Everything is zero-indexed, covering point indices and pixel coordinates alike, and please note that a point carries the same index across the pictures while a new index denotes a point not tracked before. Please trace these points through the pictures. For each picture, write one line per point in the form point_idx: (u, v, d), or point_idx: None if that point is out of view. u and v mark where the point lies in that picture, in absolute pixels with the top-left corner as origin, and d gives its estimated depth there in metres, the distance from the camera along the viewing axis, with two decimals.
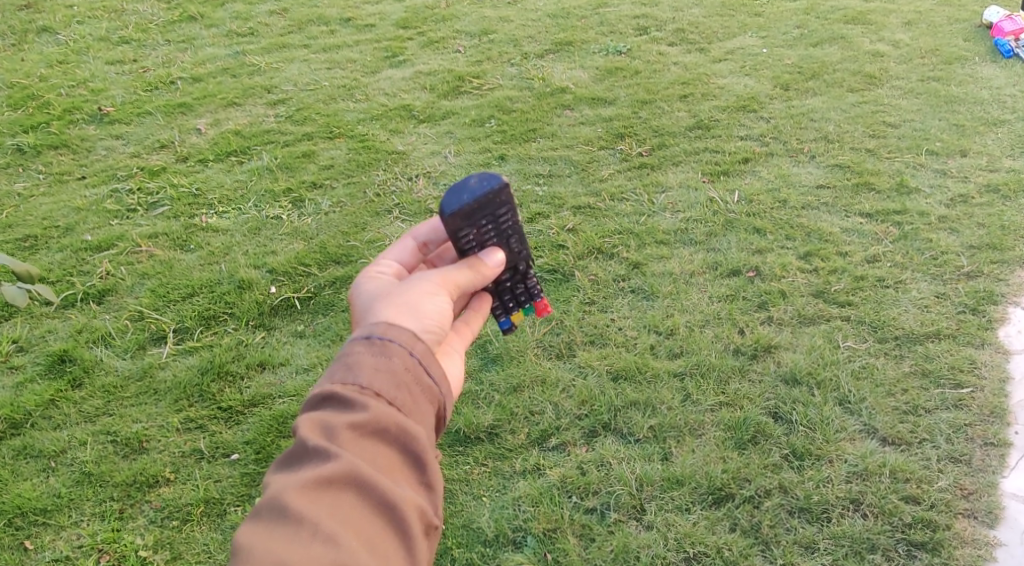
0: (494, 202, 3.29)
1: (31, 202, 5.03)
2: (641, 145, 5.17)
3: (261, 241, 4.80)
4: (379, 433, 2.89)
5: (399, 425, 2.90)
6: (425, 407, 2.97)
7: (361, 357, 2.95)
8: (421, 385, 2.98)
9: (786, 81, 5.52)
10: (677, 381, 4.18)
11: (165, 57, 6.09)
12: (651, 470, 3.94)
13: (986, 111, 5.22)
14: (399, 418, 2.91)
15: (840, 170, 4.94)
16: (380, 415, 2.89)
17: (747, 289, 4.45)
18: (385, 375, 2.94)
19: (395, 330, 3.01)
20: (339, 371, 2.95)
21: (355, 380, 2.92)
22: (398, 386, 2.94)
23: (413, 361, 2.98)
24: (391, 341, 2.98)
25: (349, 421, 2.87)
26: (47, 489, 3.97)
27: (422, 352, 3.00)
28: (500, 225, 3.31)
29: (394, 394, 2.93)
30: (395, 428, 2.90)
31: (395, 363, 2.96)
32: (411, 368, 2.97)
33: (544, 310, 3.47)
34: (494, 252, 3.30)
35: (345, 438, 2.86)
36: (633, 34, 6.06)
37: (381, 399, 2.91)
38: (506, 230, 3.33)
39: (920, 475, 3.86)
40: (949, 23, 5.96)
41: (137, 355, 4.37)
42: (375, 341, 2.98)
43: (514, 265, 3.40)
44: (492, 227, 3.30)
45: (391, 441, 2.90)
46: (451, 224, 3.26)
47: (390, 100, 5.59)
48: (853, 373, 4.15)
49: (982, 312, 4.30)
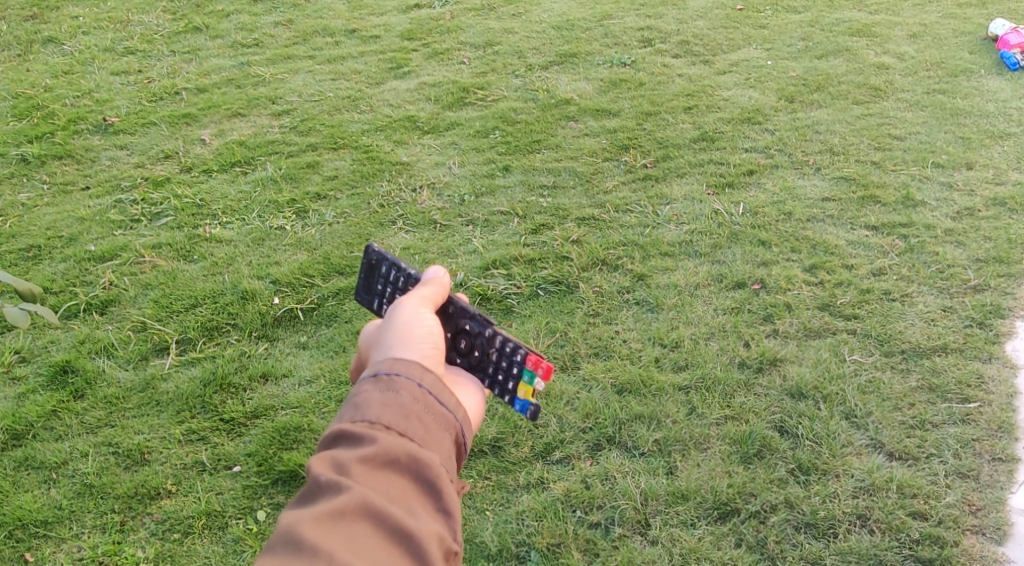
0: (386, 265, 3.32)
1: (34, 213, 5.02)
2: (645, 157, 5.16)
3: (265, 251, 4.78)
4: (391, 464, 2.85)
5: (411, 454, 2.87)
6: (439, 435, 2.93)
7: (368, 395, 2.93)
8: (433, 414, 2.94)
9: (791, 94, 5.51)
10: (682, 394, 4.15)
11: (170, 68, 6.09)
12: (655, 484, 3.91)
13: (992, 124, 5.20)
14: (411, 448, 2.88)
15: (845, 182, 4.92)
16: (390, 447, 2.86)
17: (753, 301, 4.43)
18: (393, 408, 2.91)
19: (400, 364, 2.97)
20: (348, 410, 2.92)
21: (364, 416, 2.90)
22: (408, 417, 2.91)
23: (421, 392, 2.95)
24: (397, 375, 2.95)
25: (359, 455, 2.84)
26: (47, 501, 3.95)
27: (431, 382, 2.97)
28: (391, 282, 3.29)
29: (405, 425, 2.90)
30: (406, 457, 2.86)
31: (402, 396, 2.93)
32: (420, 399, 2.94)
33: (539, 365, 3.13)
34: None
35: (358, 471, 2.82)
36: (637, 46, 6.05)
37: (390, 432, 2.88)
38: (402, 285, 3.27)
39: (928, 491, 3.83)
40: (954, 35, 5.94)
41: (139, 366, 4.35)
42: (381, 377, 2.95)
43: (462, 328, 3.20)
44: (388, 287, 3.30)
45: (404, 471, 2.86)
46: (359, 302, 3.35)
47: (395, 111, 5.58)
48: (859, 387, 4.12)
49: (989, 326, 4.27)
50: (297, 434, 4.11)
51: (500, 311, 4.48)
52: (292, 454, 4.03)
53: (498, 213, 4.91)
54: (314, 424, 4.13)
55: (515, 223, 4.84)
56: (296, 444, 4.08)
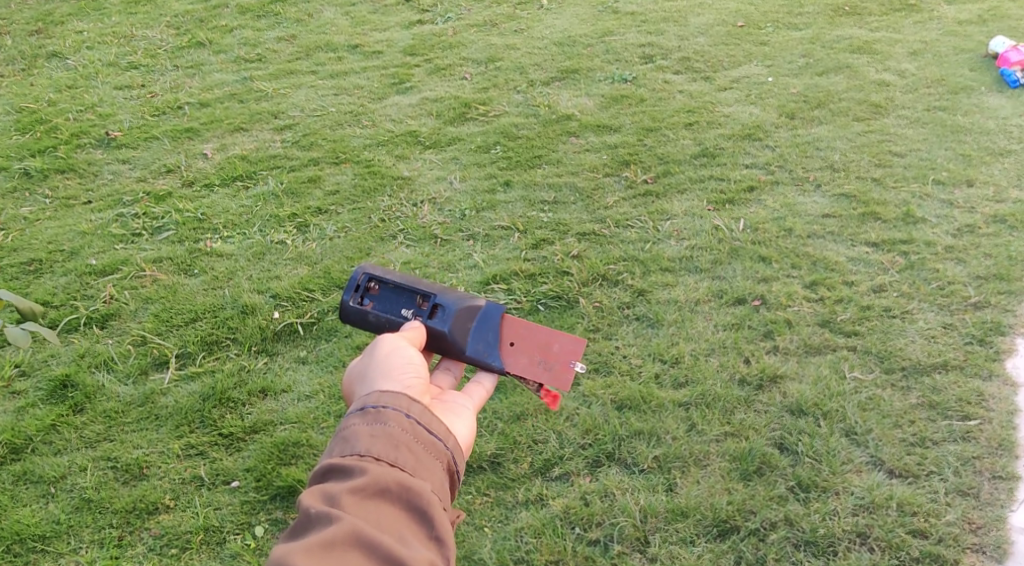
0: (363, 294, 3.32)
1: (36, 226, 5.04)
2: (646, 173, 5.17)
3: (265, 266, 4.79)
4: (382, 493, 2.87)
5: (401, 482, 2.89)
6: (430, 463, 2.96)
7: (356, 428, 2.96)
8: (422, 444, 2.97)
9: (791, 110, 5.51)
10: (681, 411, 4.15)
11: (173, 83, 6.11)
12: (655, 501, 3.90)
13: (993, 141, 5.20)
14: (401, 476, 2.89)
15: (846, 199, 4.92)
16: (381, 476, 2.88)
17: (753, 317, 4.42)
18: (382, 439, 2.93)
19: (387, 396, 3.01)
20: (337, 445, 2.95)
21: (353, 449, 2.92)
22: (397, 447, 2.93)
23: (409, 422, 2.98)
24: (385, 406, 2.98)
25: (349, 486, 2.86)
26: (45, 516, 3.95)
27: (419, 412, 3.00)
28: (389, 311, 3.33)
29: (395, 455, 2.92)
30: (397, 486, 2.88)
31: (390, 426, 2.96)
32: (408, 430, 2.97)
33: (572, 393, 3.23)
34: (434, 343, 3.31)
35: (348, 502, 2.84)
36: (639, 63, 6.06)
37: (380, 462, 2.90)
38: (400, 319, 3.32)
39: (928, 509, 3.82)
40: (955, 53, 5.95)
41: (139, 381, 4.35)
42: (369, 409, 2.98)
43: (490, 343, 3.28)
44: None
45: (395, 500, 2.87)
46: None
47: (397, 126, 5.60)
48: (859, 404, 4.11)
49: (989, 343, 4.27)
50: (296, 449, 4.10)
51: None
52: (290, 469, 4.03)
53: (499, 228, 4.91)
54: (313, 439, 4.13)
55: (516, 238, 4.85)
56: (294, 459, 4.08)
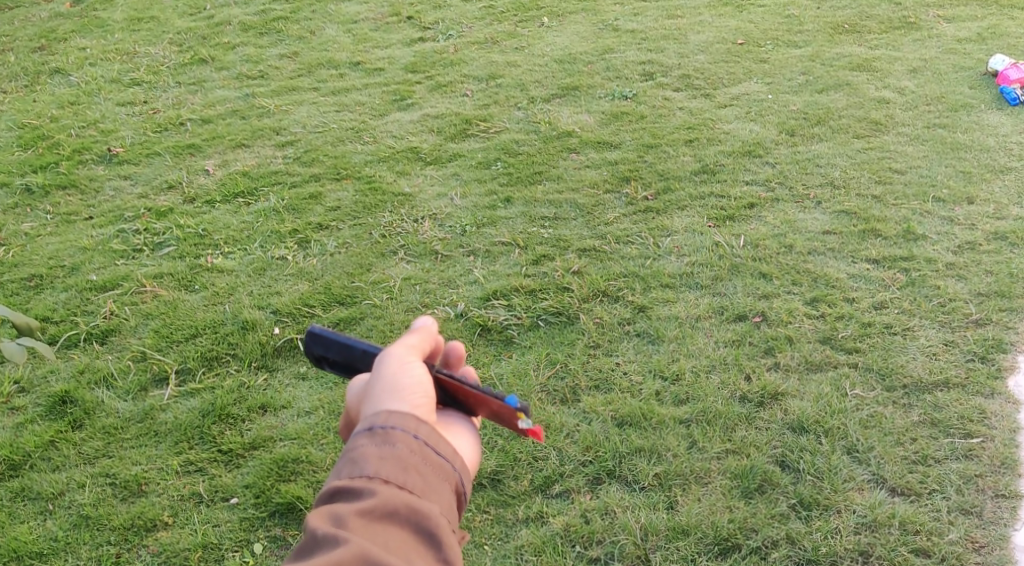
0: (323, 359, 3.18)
1: (37, 242, 5.05)
2: (646, 190, 5.17)
3: (266, 281, 4.79)
4: (390, 516, 2.87)
5: (409, 506, 2.88)
6: (439, 485, 2.94)
7: (365, 449, 2.92)
8: (431, 466, 2.94)
9: (792, 127, 5.52)
10: (682, 428, 4.13)
11: (175, 99, 6.13)
12: (656, 519, 3.89)
13: (993, 158, 5.20)
14: (410, 500, 2.89)
15: (846, 216, 4.92)
16: (389, 499, 2.88)
17: (754, 334, 4.41)
18: (391, 461, 2.91)
19: (396, 416, 2.95)
20: (346, 464, 2.93)
21: (362, 471, 2.90)
22: (407, 469, 2.91)
23: (418, 443, 2.93)
24: (393, 427, 2.93)
25: (357, 508, 2.86)
26: (43, 533, 3.94)
27: (428, 433, 2.95)
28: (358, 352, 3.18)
29: (403, 478, 2.90)
30: (405, 509, 2.88)
31: (399, 448, 2.92)
32: (417, 451, 2.93)
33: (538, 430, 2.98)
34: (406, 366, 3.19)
35: (356, 524, 2.86)
36: (639, 80, 6.07)
37: (389, 485, 2.89)
38: None
39: (930, 527, 3.81)
40: (954, 71, 5.96)
41: (138, 397, 4.34)
42: (377, 430, 2.93)
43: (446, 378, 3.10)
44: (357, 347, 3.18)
45: (403, 522, 2.88)
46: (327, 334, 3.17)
47: (398, 143, 5.61)
48: (860, 422, 4.10)
49: (990, 360, 4.25)
50: (295, 466, 4.09)
51: (501, 342, 4.48)
52: (289, 486, 4.01)
53: (499, 244, 4.91)
54: (312, 455, 4.11)
55: (516, 254, 4.85)
56: (294, 476, 4.06)
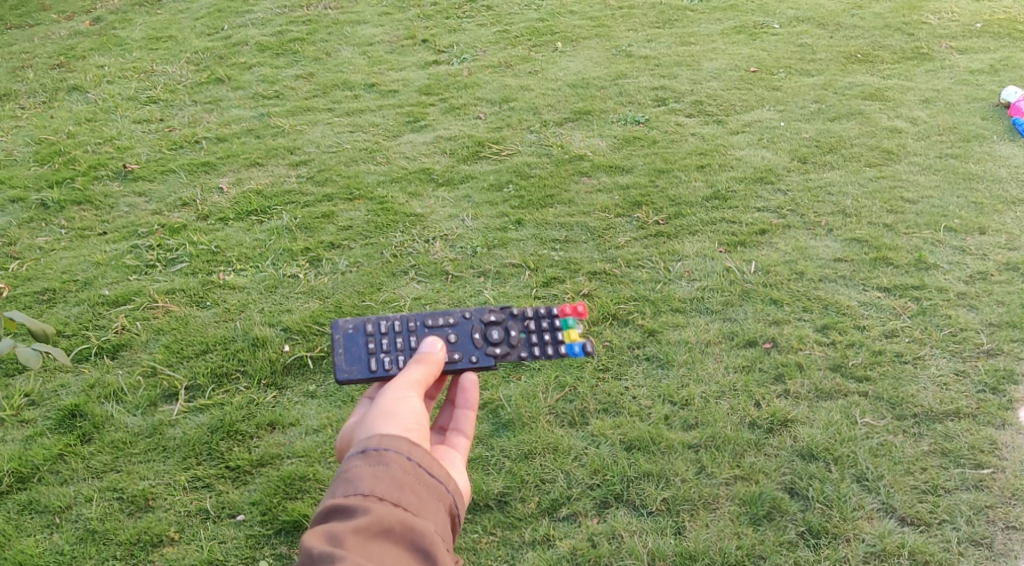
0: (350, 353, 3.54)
1: (51, 257, 5.07)
2: (657, 214, 5.17)
3: (277, 299, 4.80)
4: (385, 533, 2.95)
5: (404, 523, 2.97)
6: (433, 505, 3.04)
7: (359, 469, 3.03)
8: (424, 486, 3.05)
9: (804, 154, 5.52)
10: (691, 453, 4.12)
11: (191, 118, 6.18)
12: (663, 545, 3.90)
13: (1005, 190, 5.20)
14: (405, 517, 2.98)
15: (858, 244, 4.91)
16: (384, 516, 2.96)
17: (764, 360, 4.40)
18: (386, 480, 3.01)
19: (389, 438, 3.08)
20: (339, 485, 3.02)
21: (356, 490, 2.99)
22: (401, 488, 3.01)
23: (411, 464, 3.05)
24: (387, 449, 3.06)
25: (353, 525, 2.94)
26: (50, 546, 3.97)
27: (421, 454, 3.08)
28: (383, 332, 3.54)
29: (398, 496, 3.00)
30: (400, 526, 2.96)
31: (393, 469, 3.03)
32: (410, 471, 3.05)
33: (581, 309, 3.62)
34: (431, 341, 3.46)
35: (352, 542, 2.92)
36: (652, 106, 6.09)
37: (383, 503, 2.98)
38: (400, 329, 3.54)
39: (940, 558, 3.84)
40: (967, 102, 5.96)
41: (147, 412, 4.35)
42: (371, 452, 3.05)
43: (483, 323, 3.58)
44: (384, 339, 3.53)
45: (398, 540, 2.95)
46: (352, 370, 3.49)
47: (411, 164, 5.63)
48: (870, 450, 4.09)
49: (1001, 392, 4.25)
50: (303, 484, 4.11)
51: (511, 363, 4.44)
52: (296, 504, 4.04)
53: (510, 266, 4.92)
54: (319, 473, 4.13)
55: (527, 276, 4.86)
56: (301, 495, 4.09)
